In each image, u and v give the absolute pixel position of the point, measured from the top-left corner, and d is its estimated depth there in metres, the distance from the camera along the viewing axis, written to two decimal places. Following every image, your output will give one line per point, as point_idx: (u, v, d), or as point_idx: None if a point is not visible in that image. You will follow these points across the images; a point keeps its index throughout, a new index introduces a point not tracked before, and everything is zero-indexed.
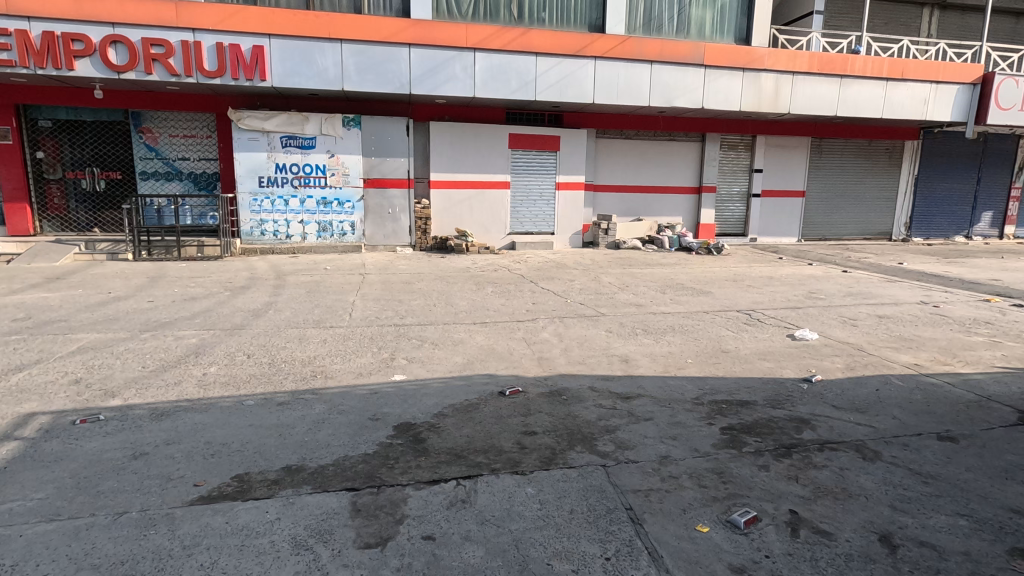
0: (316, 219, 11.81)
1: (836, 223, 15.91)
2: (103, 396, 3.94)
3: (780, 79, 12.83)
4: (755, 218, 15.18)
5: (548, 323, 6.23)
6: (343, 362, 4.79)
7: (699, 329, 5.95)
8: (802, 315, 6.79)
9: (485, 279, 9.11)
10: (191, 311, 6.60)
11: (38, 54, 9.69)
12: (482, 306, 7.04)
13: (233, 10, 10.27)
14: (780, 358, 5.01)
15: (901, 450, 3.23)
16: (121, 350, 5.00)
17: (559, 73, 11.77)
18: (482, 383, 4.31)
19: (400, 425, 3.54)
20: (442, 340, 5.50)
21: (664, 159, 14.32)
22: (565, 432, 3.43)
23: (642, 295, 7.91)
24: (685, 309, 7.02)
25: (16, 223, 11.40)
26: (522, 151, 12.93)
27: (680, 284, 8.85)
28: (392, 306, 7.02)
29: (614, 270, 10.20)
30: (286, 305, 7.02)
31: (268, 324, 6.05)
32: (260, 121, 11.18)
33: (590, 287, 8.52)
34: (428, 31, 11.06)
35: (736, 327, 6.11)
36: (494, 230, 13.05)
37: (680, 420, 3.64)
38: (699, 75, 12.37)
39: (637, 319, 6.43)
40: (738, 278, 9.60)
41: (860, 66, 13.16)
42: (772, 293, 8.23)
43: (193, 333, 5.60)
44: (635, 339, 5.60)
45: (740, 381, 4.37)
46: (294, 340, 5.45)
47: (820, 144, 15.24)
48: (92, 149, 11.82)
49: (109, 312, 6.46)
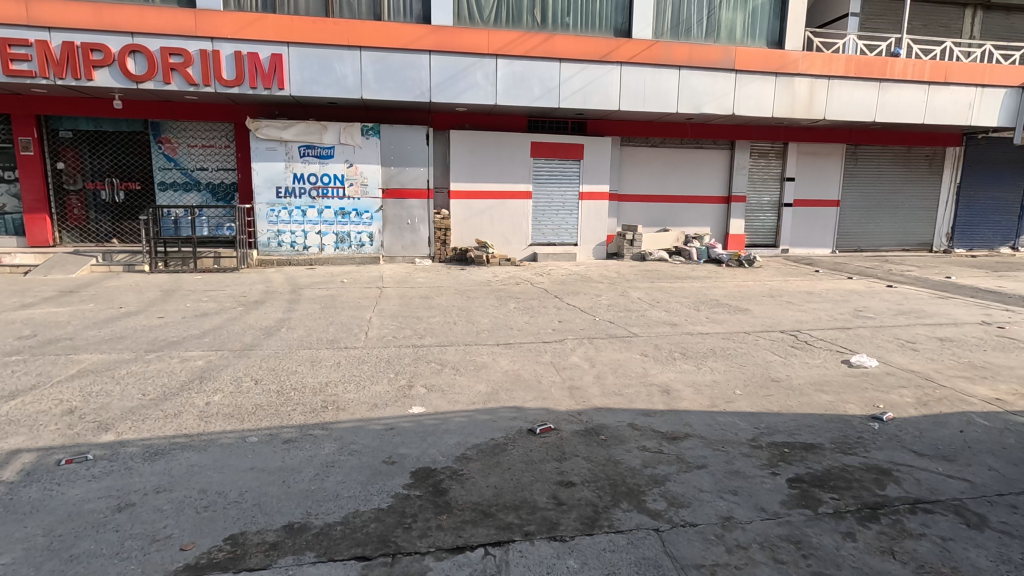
0: (334, 230, 11.55)
1: (873, 234, 15.20)
2: (95, 430, 3.60)
3: (814, 84, 12.27)
4: (786, 228, 14.57)
5: (578, 345, 5.77)
6: (357, 391, 4.39)
7: (743, 354, 5.44)
8: (854, 336, 6.23)
9: (507, 294, 8.72)
10: (201, 328, 6.29)
11: (57, 65, 9.62)
12: (506, 325, 6.61)
13: (252, 18, 10.11)
14: (840, 390, 4.48)
15: (1010, 514, 2.72)
16: (124, 375, 4.68)
17: (584, 79, 11.38)
18: (509, 418, 3.88)
19: (418, 471, 3.13)
20: (463, 364, 5.08)
21: (692, 167, 13.82)
22: (608, 484, 2.99)
23: (675, 313, 7.40)
24: (724, 329, 6.51)
25: (36, 234, 11.35)
26: (544, 159, 12.54)
27: (714, 300, 8.34)
28: (410, 324, 6.63)
29: (642, 284, 9.73)
30: (299, 322, 6.69)
31: (279, 345, 5.69)
32: (278, 130, 10.97)
33: (619, 303, 8.05)
34: (449, 38, 10.78)
35: (783, 351, 5.59)
36: (516, 241, 12.66)
37: (739, 469, 3.16)
38: (729, 80, 11.88)
39: (673, 341, 5.95)
40: (776, 294, 9.05)
41: (900, 69, 12.52)
42: (815, 310, 7.67)
43: (200, 355, 5.27)
44: (674, 365, 5.11)
45: (800, 418, 3.87)
46: (306, 364, 5.09)
47: (855, 151, 14.60)
48: (112, 159, 11.74)
49: (117, 330, 6.18)
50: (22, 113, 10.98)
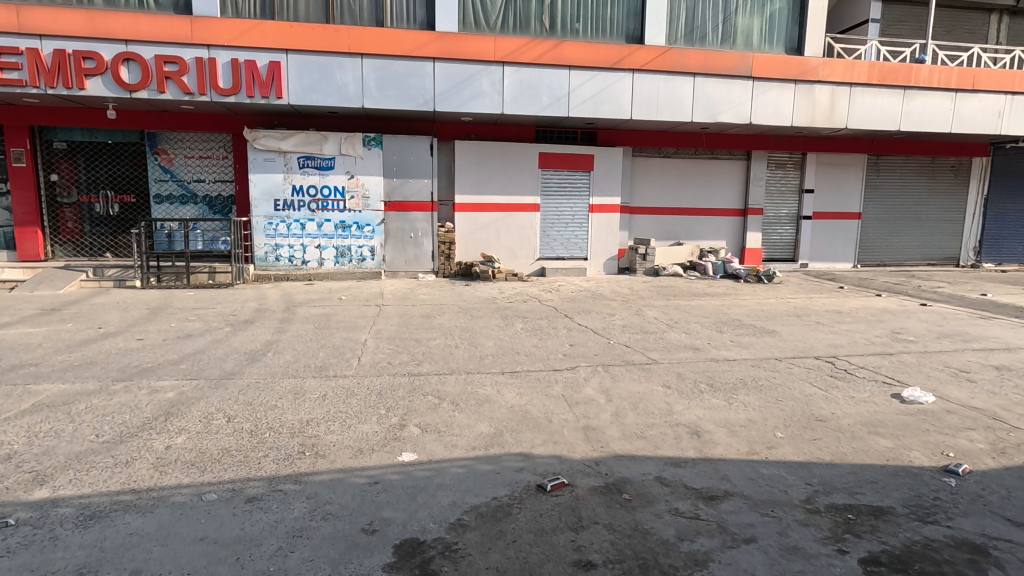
0: (334, 244, 11.09)
1: (896, 248, 14.53)
2: (28, 485, 3.06)
3: (836, 92, 11.73)
4: (806, 242, 13.95)
5: (591, 374, 5.19)
6: (342, 432, 3.84)
7: (778, 386, 4.84)
8: (898, 364, 5.60)
9: (513, 312, 8.16)
10: (179, 353, 5.76)
11: (48, 73, 9.27)
12: (512, 350, 6.03)
13: (249, 25, 9.74)
14: (899, 433, 3.87)
15: None
16: (80, 411, 4.14)
17: (594, 87, 10.90)
18: (514, 470, 3.30)
19: (403, 544, 2.57)
20: (464, 398, 4.52)
21: (706, 179, 13.27)
22: (636, 567, 2.40)
23: (696, 336, 6.80)
24: (752, 354, 5.92)
25: (27, 248, 10.96)
26: (553, 170, 12.05)
27: (736, 320, 7.75)
28: (407, 348, 6.07)
29: (658, 302, 9.15)
30: (288, 345, 6.15)
31: (262, 373, 5.14)
32: (277, 141, 10.56)
33: (634, 324, 7.45)
34: (454, 45, 10.37)
35: (823, 382, 4.99)
36: (523, 255, 12.12)
37: (798, 544, 2.57)
38: (746, 87, 11.39)
39: (698, 369, 5.36)
40: (802, 313, 8.43)
41: (926, 76, 11.97)
42: (849, 332, 7.05)
43: (171, 386, 4.73)
44: (701, 400, 4.50)
45: (858, 472, 3.28)
46: (288, 397, 4.54)
47: (877, 161, 14.00)
48: (107, 170, 11.37)
49: (88, 355, 5.66)
50: (14, 124, 10.65)
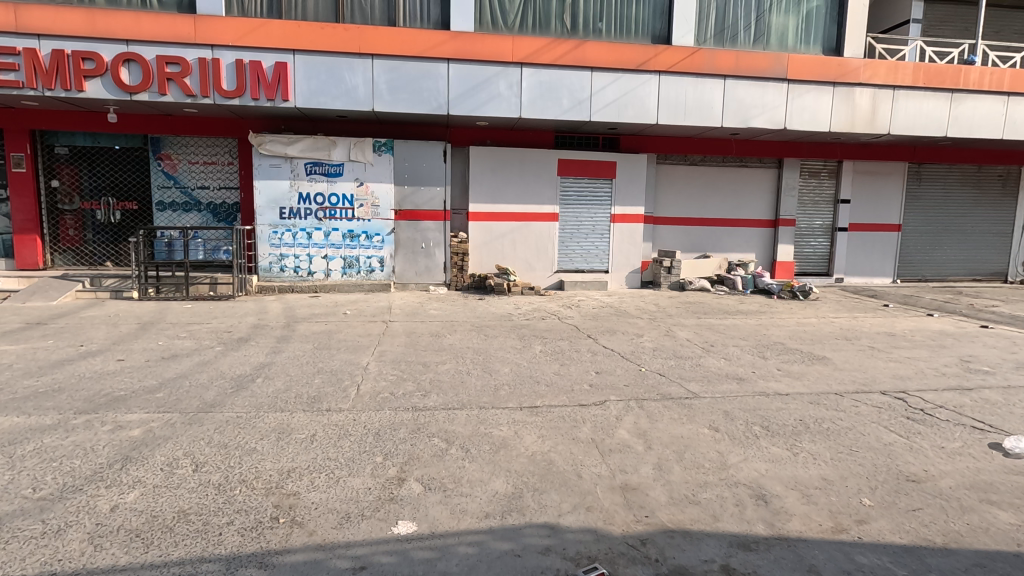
0: (341, 254, 10.50)
1: (939, 262, 13.58)
2: None
3: (877, 95, 10.92)
4: (841, 255, 13.08)
5: (624, 412, 4.46)
6: (328, 489, 3.16)
7: (849, 432, 4.07)
8: (982, 403, 4.77)
9: (531, 332, 7.46)
10: (158, 379, 5.14)
11: (46, 74, 8.84)
12: (530, 378, 5.32)
13: (255, 24, 9.25)
14: (1019, 502, 3.09)
15: None
16: (25, 454, 3.51)
17: (619, 89, 10.23)
18: (538, 552, 2.59)
19: None
20: (476, 443, 3.83)
21: (736, 188, 12.51)
22: None
23: (737, 362, 6.05)
24: (807, 388, 5.15)
25: (26, 256, 10.52)
26: (573, 178, 11.37)
27: (778, 344, 6.97)
28: (412, 375, 5.38)
29: (688, 321, 8.39)
30: (281, 370, 5.51)
31: (246, 405, 4.50)
32: (283, 146, 10.03)
33: (665, 347, 6.71)
34: (469, 45, 9.79)
35: (901, 426, 4.22)
36: (540, 267, 11.44)
37: None
38: (781, 90, 10.64)
39: (748, 407, 4.61)
40: (851, 336, 7.58)
41: (976, 78, 11.13)
42: (911, 360, 6.25)
43: (139, 421, 4.10)
44: (759, 450, 3.75)
45: (987, 566, 2.51)
46: (271, 438, 3.88)
47: (918, 170, 13.13)
48: (109, 176, 10.93)
49: (57, 379, 5.05)
50: (14, 128, 10.25)
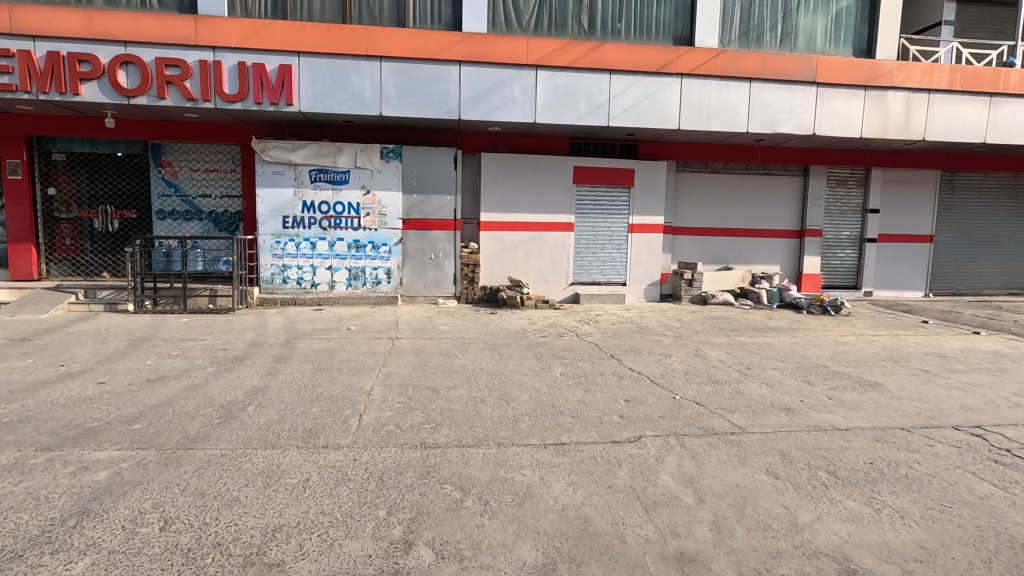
0: (347, 265, 10.00)
1: (973, 275, 12.89)
2: None
3: (912, 99, 10.33)
4: (870, 267, 12.43)
5: (664, 451, 3.88)
6: (318, 559, 2.59)
7: (934, 481, 3.46)
8: None
9: (548, 351, 6.87)
10: (139, 407, 4.60)
11: (41, 78, 8.45)
12: (553, 408, 4.74)
13: (259, 25, 8.82)
14: None
15: None
16: None
17: (639, 93, 9.72)
18: None
19: None
20: (497, 492, 3.25)
21: (759, 197, 11.93)
22: None
23: (780, 389, 5.44)
24: (867, 421, 4.54)
25: (20, 267, 10.09)
26: (589, 186, 10.84)
27: (821, 367, 6.35)
28: (420, 403, 4.81)
29: (717, 339, 7.78)
30: (276, 396, 4.96)
31: (233, 441, 3.95)
32: (286, 152, 9.58)
33: (698, 370, 6.11)
34: (482, 47, 9.32)
35: (994, 472, 3.61)
36: (555, 279, 10.88)
37: None
38: (810, 94, 10.08)
39: (807, 446, 4.00)
40: (899, 357, 6.94)
41: (1016, 81, 10.53)
42: (974, 386, 5.62)
43: (108, 461, 3.56)
44: (833, 504, 3.16)
45: None
46: (258, 483, 3.33)
47: (951, 178, 12.49)
48: (107, 183, 10.52)
49: (26, 407, 4.52)
50: (11, 134, 9.88)
